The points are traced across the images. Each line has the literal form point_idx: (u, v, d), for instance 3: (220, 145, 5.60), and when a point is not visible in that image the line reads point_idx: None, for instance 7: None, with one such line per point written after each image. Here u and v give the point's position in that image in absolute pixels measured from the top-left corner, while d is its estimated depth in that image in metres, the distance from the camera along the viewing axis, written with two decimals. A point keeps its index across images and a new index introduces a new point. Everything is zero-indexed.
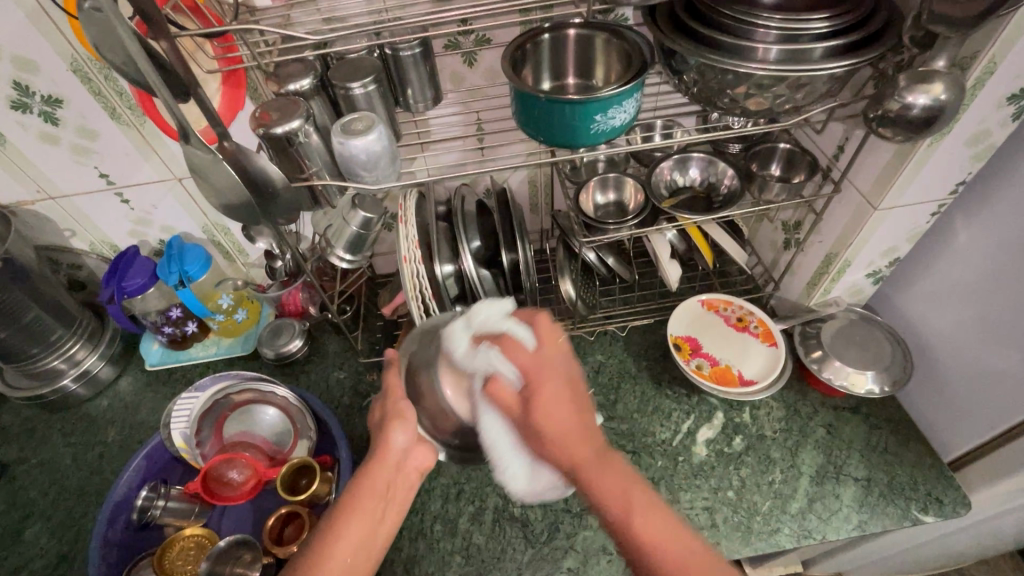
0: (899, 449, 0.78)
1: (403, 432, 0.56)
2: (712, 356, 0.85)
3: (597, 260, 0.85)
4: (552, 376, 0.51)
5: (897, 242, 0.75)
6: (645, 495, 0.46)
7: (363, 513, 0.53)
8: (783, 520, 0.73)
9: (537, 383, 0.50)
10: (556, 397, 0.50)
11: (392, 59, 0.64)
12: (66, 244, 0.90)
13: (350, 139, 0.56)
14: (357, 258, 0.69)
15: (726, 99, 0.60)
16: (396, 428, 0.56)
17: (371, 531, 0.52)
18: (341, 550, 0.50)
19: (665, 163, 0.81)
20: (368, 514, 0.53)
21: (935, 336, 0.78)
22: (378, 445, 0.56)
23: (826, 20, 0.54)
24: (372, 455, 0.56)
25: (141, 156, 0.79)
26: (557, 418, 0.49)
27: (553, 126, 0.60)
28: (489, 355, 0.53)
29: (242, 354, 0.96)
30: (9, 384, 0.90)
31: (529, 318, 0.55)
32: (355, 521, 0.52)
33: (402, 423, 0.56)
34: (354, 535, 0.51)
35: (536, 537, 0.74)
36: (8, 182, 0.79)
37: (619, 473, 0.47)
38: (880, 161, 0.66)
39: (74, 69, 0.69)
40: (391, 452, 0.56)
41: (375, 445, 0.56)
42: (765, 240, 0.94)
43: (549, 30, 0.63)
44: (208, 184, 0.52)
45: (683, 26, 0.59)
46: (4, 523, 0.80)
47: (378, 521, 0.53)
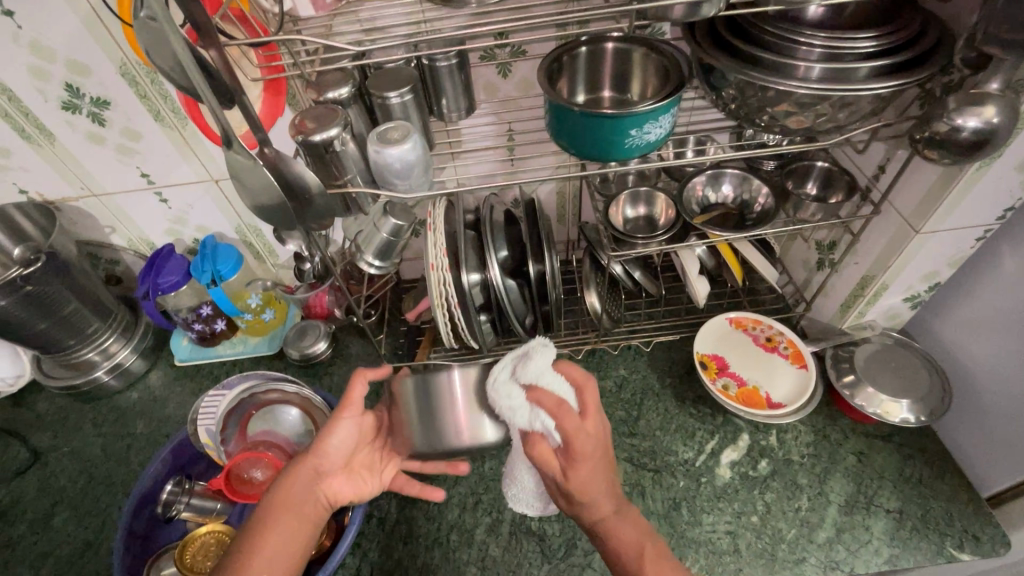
0: (934, 482, 0.75)
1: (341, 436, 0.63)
2: (740, 376, 0.83)
3: (624, 273, 0.85)
4: (588, 454, 0.55)
5: (937, 266, 0.72)
6: (655, 547, 0.55)
7: (284, 522, 0.57)
8: (809, 550, 0.71)
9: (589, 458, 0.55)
10: (600, 477, 0.55)
11: (429, 70, 0.66)
12: (106, 240, 0.93)
13: (386, 148, 0.57)
14: (386, 264, 0.70)
15: (765, 116, 0.59)
16: (336, 435, 0.63)
17: (294, 535, 0.57)
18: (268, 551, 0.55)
19: (698, 178, 0.79)
20: (295, 511, 0.59)
21: (976, 366, 0.75)
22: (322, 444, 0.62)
23: (873, 39, 0.53)
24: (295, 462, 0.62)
25: (181, 157, 0.81)
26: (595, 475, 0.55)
27: (587, 139, 0.60)
28: (547, 421, 0.56)
29: (266, 353, 0.97)
30: (46, 372, 0.93)
31: (556, 405, 0.56)
32: (276, 530, 0.57)
33: (341, 425, 0.63)
34: (283, 531, 0.57)
35: (553, 553, 0.73)
36: (55, 179, 0.82)
37: (634, 526, 0.56)
38: (924, 182, 0.64)
39: (123, 73, 0.71)
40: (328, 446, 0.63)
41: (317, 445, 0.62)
42: (797, 258, 0.92)
43: (586, 43, 0.63)
44: (244, 188, 0.53)
45: (724, 42, 0.59)
46: (35, 509, 0.82)
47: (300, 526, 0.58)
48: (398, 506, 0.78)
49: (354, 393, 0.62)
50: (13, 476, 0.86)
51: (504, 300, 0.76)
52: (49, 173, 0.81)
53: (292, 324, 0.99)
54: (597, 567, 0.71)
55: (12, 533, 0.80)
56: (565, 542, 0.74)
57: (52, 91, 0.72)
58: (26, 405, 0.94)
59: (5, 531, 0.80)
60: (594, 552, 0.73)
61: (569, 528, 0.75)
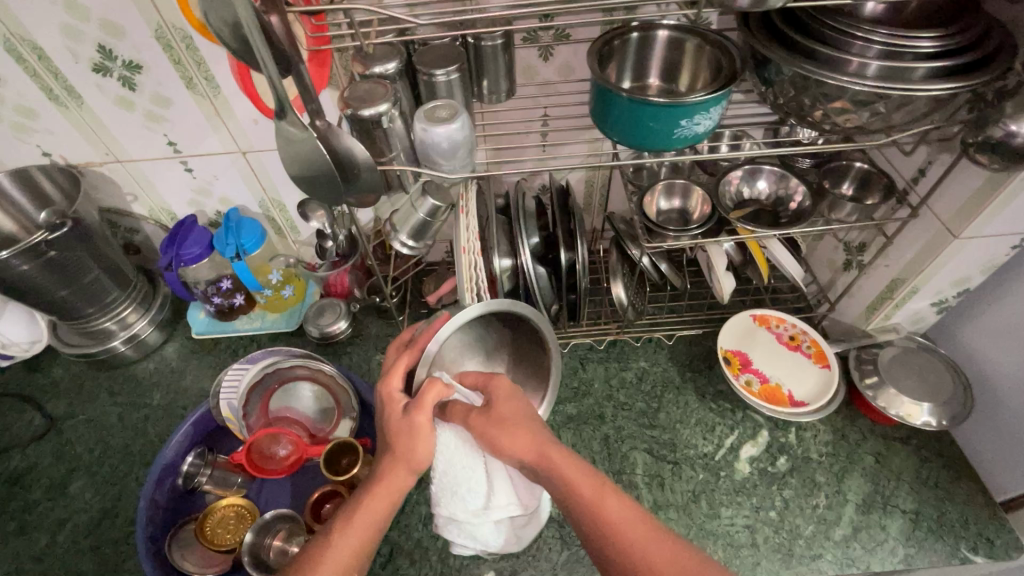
0: (951, 485, 0.76)
1: (426, 443, 0.56)
2: (763, 373, 0.83)
3: (650, 265, 0.83)
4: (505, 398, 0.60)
5: (970, 272, 0.72)
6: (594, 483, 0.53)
7: (354, 532, 0.52)
8: (826, 546, 0.72)
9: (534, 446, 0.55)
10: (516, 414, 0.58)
11: (474, 49, 0.64)
12: (127, 208, 0.91)
13: (433, 126, 0.56)
14: (419, 244, 0.69)
15: (818, 112, 0.58)
16: (417, 445, 0.55)
17: (368, 543, 0.52)
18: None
19: (735, 172, 0.79)
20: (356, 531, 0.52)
21: (1000, 373, 0.75)
22: (398, 455, 0.55)
23: (935, 39, 0.52)
24: (384, 461, 0.55)
25: (210, 127, 0.80)
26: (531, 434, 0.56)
27: (635, 128, 0.59)
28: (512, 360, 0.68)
29: (285, 330, 0.97)
30: (62, 339, 0.92)
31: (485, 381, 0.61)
32: (354, 532, 0.52)
33: (422, 427, 0.56)
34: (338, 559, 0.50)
35: (572, 539, 0.73)
36: (80, 143, 0.80)
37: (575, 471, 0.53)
38: (967, 187, 0.64)
39: (158, 37, 0.69)
40: (402, 464, 0.55)
41: (393, 455, 0.55)
42: (823, 258, 0.92)
43: (637, 29, 0.62)
44: (293, 160, 0.52)
45: (780, 35, 0.58)
46: (50, 475, 0.82)
47: (374, 532, 0.53)
48: (418, 487, 0.79)
49: (426, 399, 0.56)
50: (28, 442, 0.85)
51: (533, 287, 0.76)
52: (74, 136, 0.79)
53: (311, 302, 0.98)
54: None
55: (28, 499, 0.80)
56: None
57: (84, 52, 0.70)
58: (41, 372, 0.93)
59: (21, 497, 0.80)
60: None
61: None
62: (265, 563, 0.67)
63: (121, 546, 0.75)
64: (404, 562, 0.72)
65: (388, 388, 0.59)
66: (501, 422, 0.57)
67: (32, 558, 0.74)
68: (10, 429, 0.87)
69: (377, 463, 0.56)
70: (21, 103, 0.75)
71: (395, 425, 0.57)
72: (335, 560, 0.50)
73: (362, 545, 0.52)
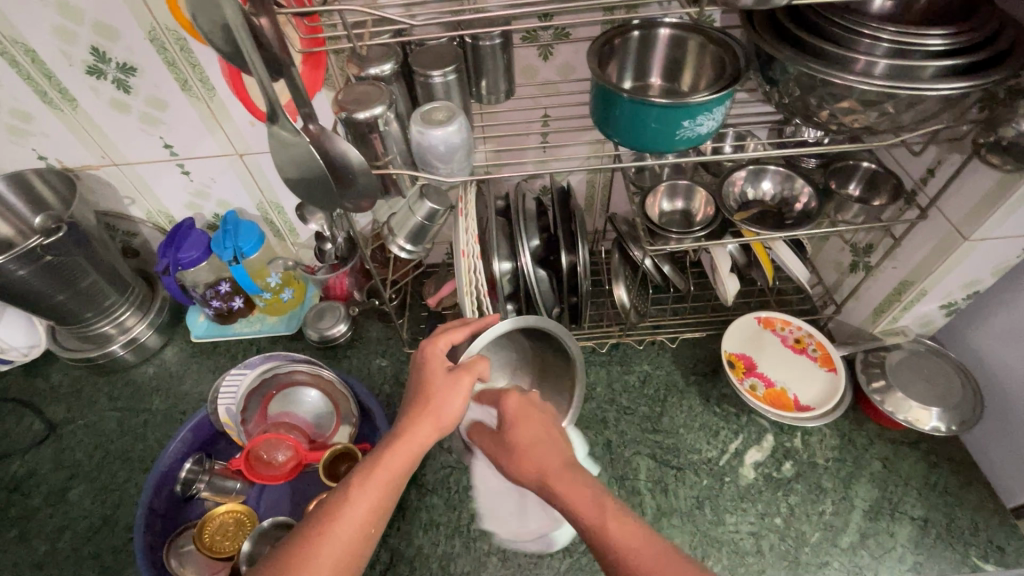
0: (961, 490, 0.75)
1: (458, 404, 0.57)
2: (768, 377, 0.82)
3: (653, 267, 0.82)
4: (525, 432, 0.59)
5: (980, 274, 0.71)
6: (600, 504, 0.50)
7: (380, 479, 0.51)
8: (833, 554, 0.70)
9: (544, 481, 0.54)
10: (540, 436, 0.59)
11: (472, 49, 0.63)
12: (124, 211, 0.91)
13: (430, 129, 0.55)
14: (417, 248, 0.68)
15: (824, 113, 0.57)
16: (451, 400, 0.57)
17: (386, 499, 0.51)
18: (344, 524, 0.48)
19: (739, 173, 0.77)
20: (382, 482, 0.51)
21: (1011, 377, 0.74)
22: (434, 407, 0.56)
23: (944, 37, 0.50)
24: (414, 413, 0.55)
25: (206, 129, 0.79)
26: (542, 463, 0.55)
27: (635, 129, 0.58)
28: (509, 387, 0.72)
29: (284, 334, 0.96)
30: (60, 344, 0.92)
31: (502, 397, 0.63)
32: (377, 487, 0.50)
33: (457, 389, 0.57)
34: (363, 507, 0.49)
35: (575, 546, 0.72)
36: (76, 146, 0.80)
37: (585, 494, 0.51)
38: (978, 188, 0.62)
39: (151, 38, 0.68)
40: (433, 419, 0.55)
41: (429, 406, 0.56)
42: (829, 259, 0.91)
43: (639, 27, 0.61)
44: (285, 165, 0.51)
45: (785, 33, 0.56)
46: (50, 482, 0.81)
47: (396, 485, 0.52)
48: (417, 493, 0.78)
49: (474, 367, 0.59)
50: (27, 447, 0.85)
51: (534, 290, 0.75)
52: (70, 140, 0.79)
53: (311, 306, 0.97)
54: None
55: (28, 505, 0.79)
56: None
57: (78, 55, 0.69)
58: (41, 376, 0.93)
59: (21, 503, 0.80)
60: None
61: None
62: None
63: (120, 553, 0.75)
64: (405, 569, 0.71)
65: (431, 348, 0.60)
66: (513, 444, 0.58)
67: (32, 564, 0.74)
68: (10, 435, 0.87)
69: (406, 415, 0.55)
70: (15, 106, 0.74)
71: (435, 377, 0.58)
72: (352, 515, 0.48)
73: (381, 502, 0.50)
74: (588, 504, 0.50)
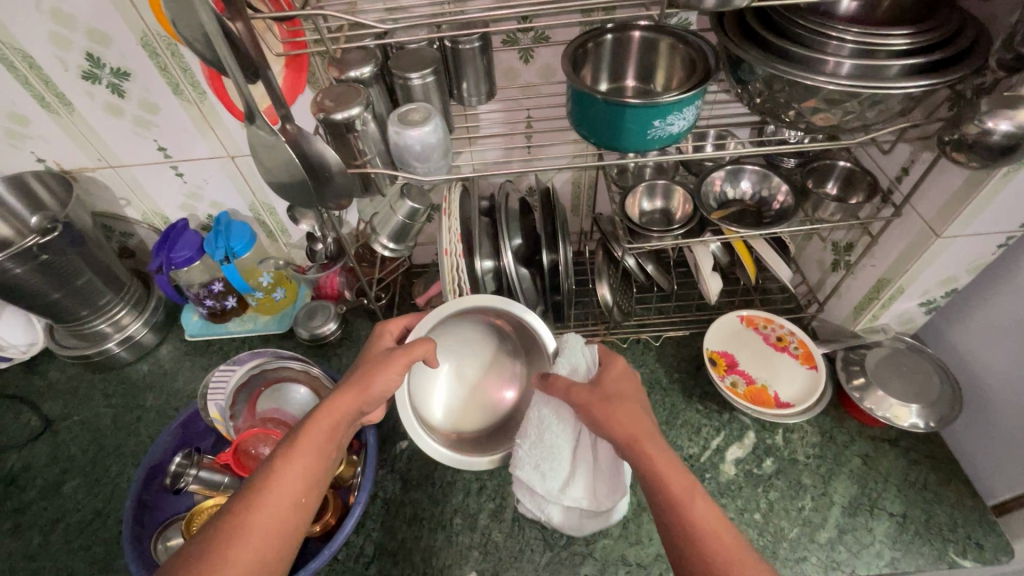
0: (940, 487, 0.75)
1: (388, 382, 0.60)
2: (749, 374, 0.83)
3: (637, 266, 0.84)
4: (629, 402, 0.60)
5: (957, 272, 0.71)
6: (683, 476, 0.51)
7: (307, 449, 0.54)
8: (811, 549, 0.71)
9: (633, 438, 0.55)
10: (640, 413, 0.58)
11: (452, 52, 0.65)
12: (120, 212, 0.93)
13: (406, 129, 0.56)
14: (400, 247, 0.70)
15: (792, 112, 0.58)
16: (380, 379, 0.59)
17: (315, 469, 0.54)
18: (277, 492, 0.51)
19: (718, 172, 0.78)
20: (312, 452, 0.54)
21: (990, 374, 0.74)
22: (361, 384, 0.59)
23: (906, 37, 0.51)
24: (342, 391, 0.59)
25: (198, 131, 0.81)
26: (635, 423, 0.57)
27: (608, 128, 0.59)
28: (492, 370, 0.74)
29: (276, 333, 0.98)
30: (57, 342, 0.94)
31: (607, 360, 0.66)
32: (304, 454, 0.53)
33: (389, 367, 0.60)
34: (294, 476, 0.52)
35: (555, 541, 0.73)
36: (73, 149, 0.82)
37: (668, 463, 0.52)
38: (950, 186, 0.63)
39: (144, 44, 0.71)
40: (361, 394, 0.58)
41: (357, 383, 0.59)
42: (812, 259, 0.91)
43: (612, 31, 0.62)
44: (264, 164, 0.52)
45: (753, 35, 0.58)
46: (44, 476, 0.83)
47: (324, 456, 0.55)
48: (402, 488, 0.79)
49: (414, 350, 0.62)
50: (24, 442, 0.87)
51: (516, 288, 0.77)
52: (67, 143, 0.81)
53: (302, 305, 1.00)
54: (598, 557, 0.72)
55: (23, 498, 0.81)
56: (567, 531, 0.74)
57: (73, 60, 0.72)
58: (38, 374, 0.95)
59: (16, 496, 0.82)
60: (596, 542, 0.73)
61: None
62: None
63: (111, 545, 0.76)
64: (387, 563, 0.72)
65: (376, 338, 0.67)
66: (606, 400, 0.60)
67: (25, 555, 0.76)
68: (7, 431, 0.89)
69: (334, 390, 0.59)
70: (14, 110, 0.77)
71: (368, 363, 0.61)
72: (283, 483, 0.51)
73: (309, 470, 0.53)
74: (670, 472, 0.52)
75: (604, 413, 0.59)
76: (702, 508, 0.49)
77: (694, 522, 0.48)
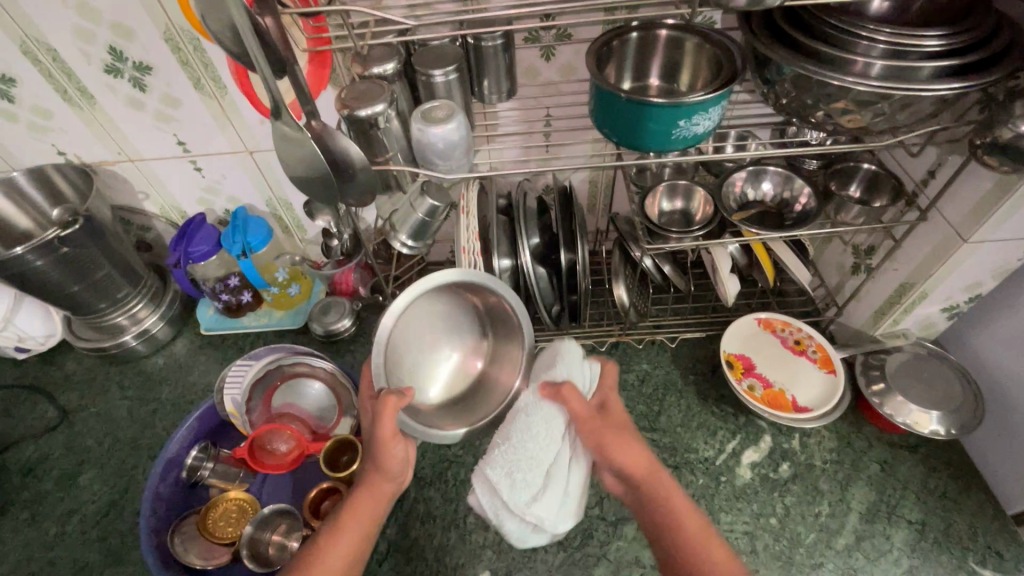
0: (960, 495, 0.74)
1: (397, 455, 0.56)
2: (766, 377, 0.82)
3: (653, 266, 0.83)
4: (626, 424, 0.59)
5: (982, 277, 0.70)
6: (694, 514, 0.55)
7: (341, 539, 0.55)
8: (828, 555, 0.70)
9: (652, 473, 0.56)
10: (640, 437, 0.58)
11: (474, 49, 0.65)
12: (139, 206, 0.94)
13: (430, 127, 0.56)
14: (419, 244, 0.69)
15: (820, 113, 0.57)
16: (391, 457, 0.56)
17: (352, 554, 0.55)
18: None
19: (738, 174, 0.78)
20: (345, 538, 0.55)
21: (1012, 382, 0.73)
22: (375, 467, 0.57)
23: (940, 38, 0.51)
24: (364, 475, 0.58)
25: (217, 126, 0.81)
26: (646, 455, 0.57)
27: (632, 128, 0.59)
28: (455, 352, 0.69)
29: (291, 328, 0.98)
30: (75, 334, 0.95)
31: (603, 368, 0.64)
32: (337, 545, 0.55)
33: (394, 448, 0.56)
34: (331, 566, 0.54)
35: (569, 541, 0.73)
36: (94, 143, 0.83)
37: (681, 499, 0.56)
38: (978, 190, 0.62)
39: (166, 39, 0.71)
40: (382, 477, 0.57)
41: (371, 467, 0.57)
42: (831, 262, 0.91)
43: (637, 29, 0.62)
44: (288, 160, 0.52)
45: (782, 35, 0.57)
46: (61, 466, 0.84)
47: (359, 542, 0.56)
48: (416, 485, 0.79)
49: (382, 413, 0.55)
50: (40, 432, 0.88)
51: (534, 287, 0.76)
52: (88, 136, 0.82)
53: (317, 300, 0.99)
54: (612, 558, 0.71)
55: (39, 488, 0.82)
56: (581, 532, 0.74)
57: (96, 54, 0.72)
58: (56, 365, 0.96)
59: (33, 486, 0.82)
60: (610, 543, 0.73)
61: (586, 517, 0.75)
62: (262, 556, 0.68)
63: (127, 537, 0.77)
64: (400, 559, 0.72)
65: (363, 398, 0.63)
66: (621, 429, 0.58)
67: (42, 545, 0.77)
68: (24, 421, 0.90)
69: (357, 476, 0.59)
70: (37, 104, 0.77)
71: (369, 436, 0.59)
72: (323, 569, 0.53)
73: (349, 553, 0.55)
74: (683, 509, 0.55)
75: (616, 441, 0.56)
76: (713, 543, 0.53)
77: (711, 559, 0.52)
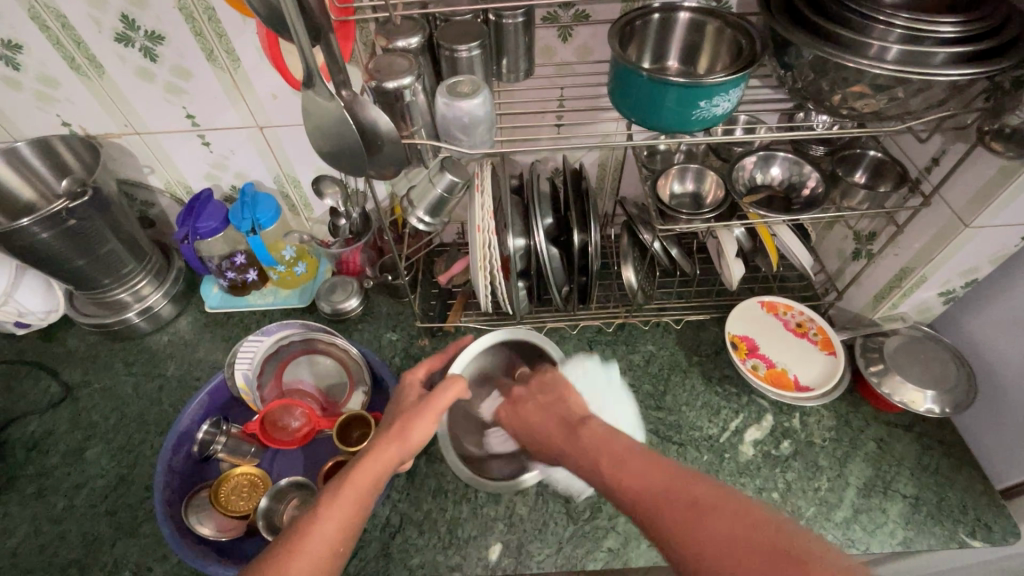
0: (951, 471, 0.77)
1: (423, 429, 0.59)
2: (770, 358, 0.84)
3: (661, 249, 0.84)
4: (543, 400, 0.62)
5: (979, 263, 0.73)
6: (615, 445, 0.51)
7: (349, 493, 0.52)
8: (827, 527, 0.73)
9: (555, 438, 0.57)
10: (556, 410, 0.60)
11: (495, 25, 0.65)
12: (143, 180, 0.92)
13: (455, 101, 0.56)
14: (435, 221, 0.70)
15: (836, 97, 0.59)
16: (416, 428, 0.59)
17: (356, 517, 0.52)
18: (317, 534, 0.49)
19: (749, 157, 0.79)
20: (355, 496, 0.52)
21: (1002, 365, 0.76)
22: (401, 433, 0.58)
23: (955, 25, 0.52)
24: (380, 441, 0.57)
25: (228, 100, 0.80)
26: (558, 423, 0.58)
27: (651, 108, 0.60)
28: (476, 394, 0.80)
29: (297, 306, 0.98)
30: (76, 309, 0.94)
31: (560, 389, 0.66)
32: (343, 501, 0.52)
33: (423, 419, 0.59)
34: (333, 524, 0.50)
35: (578, 514, 0.75)
36: (100, 114, 0.81)
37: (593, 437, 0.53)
38: (980, 177, 0.65)
39: (181, 9, 0.70)
40: (399, 444, 0.57)
41: (395, 434, 0.58)
42: (832, 247, 0.93)
43: (659, 10, 0.63)
44: (316, 129, 0.53)
45: (800, 19, 0.58)
46: (66, 441, 0.83)
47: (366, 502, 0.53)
48: (427, 461, 0.80)
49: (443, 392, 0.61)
50: (44, 408, 0.87)
51: (545, 265, 0.77)
52: (95, 107, 0.80)
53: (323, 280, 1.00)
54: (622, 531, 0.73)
55: (44, 463, 0.81)
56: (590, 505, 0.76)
57: (107, 22, 0.71)
58: (57, 341, 0.95)
59: (38, 461, 0.82)
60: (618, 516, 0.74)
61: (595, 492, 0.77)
62: (277, 527, 0.69)
63: (138, 511, 0.77)
64: (412, 532, 0.74)
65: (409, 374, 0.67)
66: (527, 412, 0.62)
67: (49, 519, 0.76)
68: (26, 396, 0.88)
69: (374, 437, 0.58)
70: (43, 72, 0.76)
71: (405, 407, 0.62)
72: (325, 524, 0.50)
73: (352, 519, 0.51)
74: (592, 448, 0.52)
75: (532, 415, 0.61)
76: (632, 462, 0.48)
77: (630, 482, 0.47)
